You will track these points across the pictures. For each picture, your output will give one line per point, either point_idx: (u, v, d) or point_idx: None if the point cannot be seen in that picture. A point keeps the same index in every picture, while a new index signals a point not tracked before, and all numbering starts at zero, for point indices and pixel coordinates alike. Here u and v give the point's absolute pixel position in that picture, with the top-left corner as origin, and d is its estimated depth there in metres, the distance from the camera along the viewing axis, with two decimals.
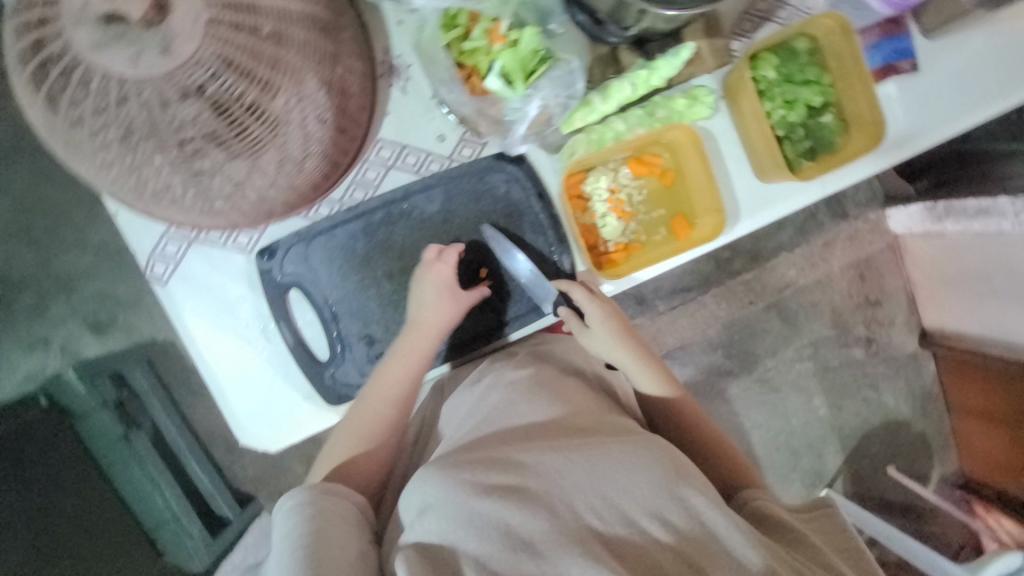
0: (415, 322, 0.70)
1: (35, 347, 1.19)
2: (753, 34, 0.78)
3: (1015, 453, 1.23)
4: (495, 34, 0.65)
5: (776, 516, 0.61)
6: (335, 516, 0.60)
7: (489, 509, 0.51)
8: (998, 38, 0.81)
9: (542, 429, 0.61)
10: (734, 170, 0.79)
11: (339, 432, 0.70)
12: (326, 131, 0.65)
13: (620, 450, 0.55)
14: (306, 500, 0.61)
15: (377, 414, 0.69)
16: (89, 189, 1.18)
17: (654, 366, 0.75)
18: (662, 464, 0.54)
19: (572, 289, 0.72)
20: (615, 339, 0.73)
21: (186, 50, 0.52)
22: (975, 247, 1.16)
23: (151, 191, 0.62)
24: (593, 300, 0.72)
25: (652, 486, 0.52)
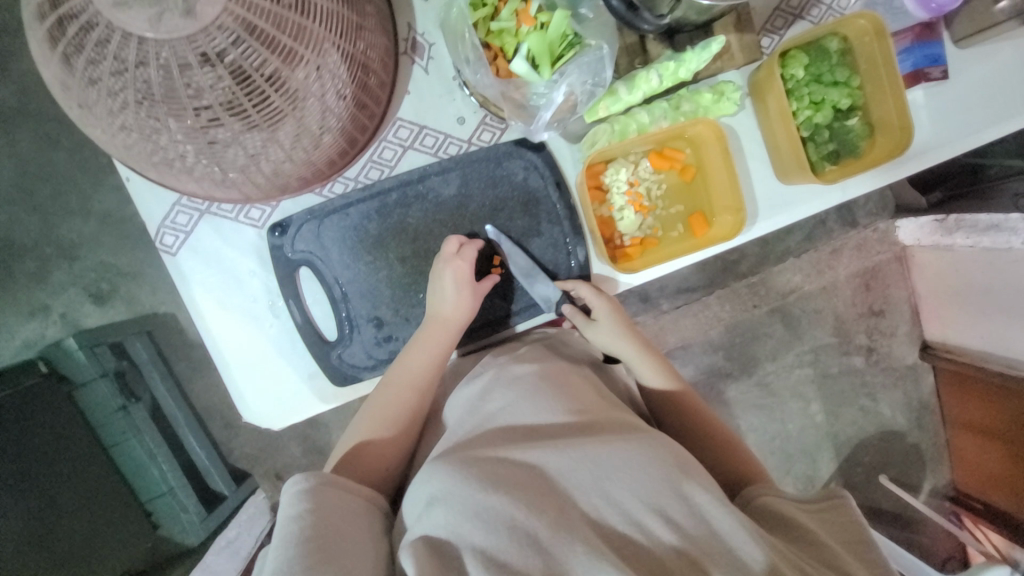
0: (436, 316, 0.69)
1: (35, 313, 1.18)
2: (784, 32, 0.77)
3: (1010, 469, 1.23)
4: (524, 15, 0.63)
5: (782, 512, 0.58)
6: (339, 509, 0.54)
7: (497, 502, 0.49)
8: None
9: (544, 431, 0.58)
10: (755, 170, 0.78)
11: (359, 420, 0.68)
12: (345, 107, 0.64)
13: (623, 448, 0.54)
14: (321, 486, 0.55)
15: (392, 402, 0.67)
16: (96, 156, 1.16)
17: (659, 363, 0.73)
18: (663, 461, 0.53)
19: (576, 287, 0.73)
20: (621, 334, 0.72)
21: (208, 13, 0.51)
22: (985, 261, 1.15)
23: (164, 159, 0.60)
24: (600, 295, 0.73)
25: (654, 483, 0.52)
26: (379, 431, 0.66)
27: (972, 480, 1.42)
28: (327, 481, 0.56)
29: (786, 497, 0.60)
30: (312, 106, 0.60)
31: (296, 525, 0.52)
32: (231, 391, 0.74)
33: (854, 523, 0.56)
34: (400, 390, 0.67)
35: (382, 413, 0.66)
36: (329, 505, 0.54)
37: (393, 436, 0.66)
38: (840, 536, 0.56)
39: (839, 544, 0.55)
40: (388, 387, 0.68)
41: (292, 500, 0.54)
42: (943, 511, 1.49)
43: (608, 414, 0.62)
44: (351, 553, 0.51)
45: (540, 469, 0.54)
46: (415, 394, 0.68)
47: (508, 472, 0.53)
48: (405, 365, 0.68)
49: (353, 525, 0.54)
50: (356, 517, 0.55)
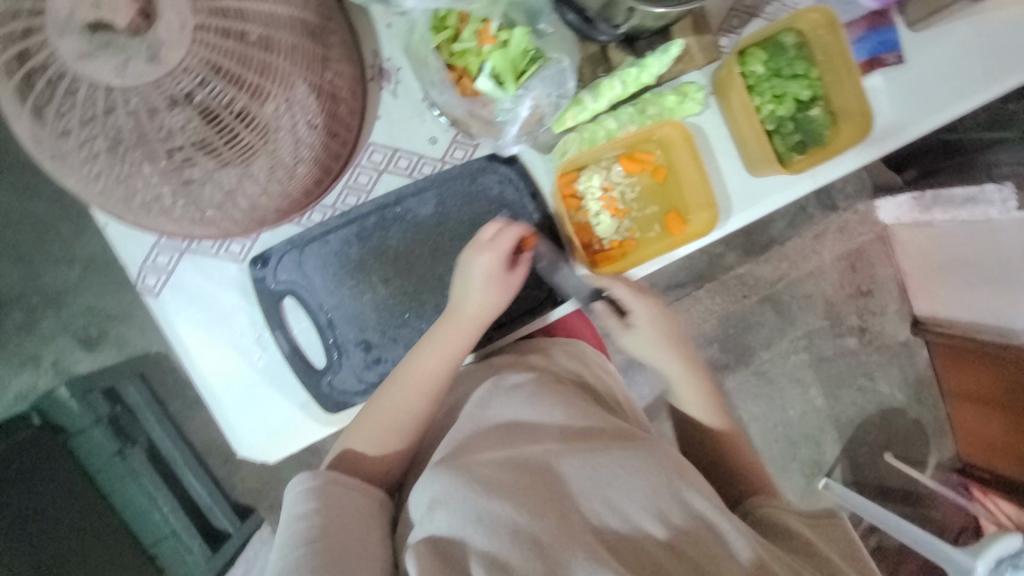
0: (458, 311, 0.69)
1: (26, 364, 1.19)
2: (741, 30, 0.79)
3: (1011, 437, 1.25)
4: (485, 35, 0.64)
5: (784, 523, 0.61)
6: (343, 507, 0.59)
7: (497, 508, 0.50)
8: (982, 27, 0.82)
9: (535, 429, 0.60)
10: (725, 165, 0.79)
11: (365, 419, 0.68)
12: (318, 137, 0.64)
13: (622, 453, 0.55)
14: (324, 489, 0.59)
15: (398, 405, 0.66)
16: (78, 203, 1.17)
17: (703, 387, 0.77)
18: (662, 467, 0.54)
19: (614, 284, 0.74)
20: (664, 350, 0.77)
21: (173, 57, 0.52)
22: (965, 234, 1.17)
23: (140, 202, 0.61)
24: (650, 313, 0.76)
25: (651, 486, 0.53)
26: (382, 437, 0.67)
27: (976, 453, 1.43)
28: (330, 485, 0.59)
29: (791, 509, 0.63)
30: (283, 139, 0.61)
31: (300, 525, 0.57)
32: (224, 428, 0.74)
33: (847, 538, 0.61)
34: (407, 387, 0.67)
35: (389, 416, 0.66)
36: (332, 507, 0.58)
37: (397, 440, 0.67)
38: (838, 551, 0.59)
39: (838, 558, 0.58)
40: (396, 383, 0.67)
41: (298, 501, 0.59)
42: (951, 483, 1.51)
43: (599, 413, 0.63)
44: (352, 548, 0.56)
45: (533, 469, 0.55)
46: (424, 397, 0.67)
47: (503, 471, 0.54)
48: (417, 360, 0.67)
49: (355, 525, 0.58)
50: (359, 517, 0.59)
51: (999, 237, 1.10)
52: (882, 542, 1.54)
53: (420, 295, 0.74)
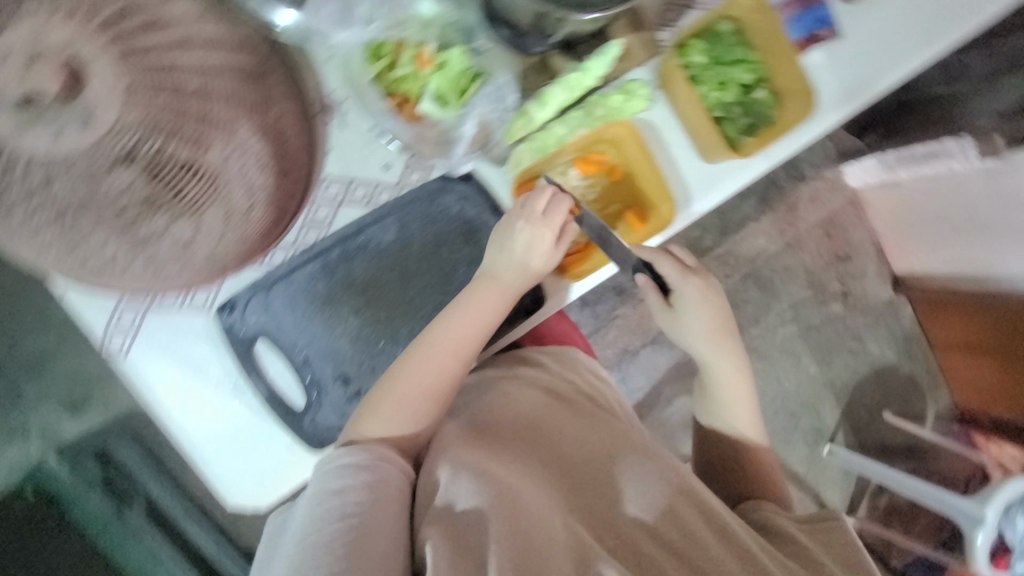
0: (494, 275, 0.70)
1: (12, 437, 1.17)
2: (679, 23, 0.79)
3: (1004, 382, 1.27)
4: (422, 59, 0.67)
5: (779, 526, 0.64)
6: (384, 482, 0.58)
7: (531, 506, 0.56)
8: None
9: (539, 433, 0.67)
10: (679, 156, 0.80)
11: (402, 378, 0.66)
12: (269, 179, 0.64)
13: (632, 468, 0.65)
14: (363, 463, 0.59)
15: (436, 369, 0.66)
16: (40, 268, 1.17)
17: (747, 391, 0.79)
18: (668, 478, 0.63)
19: (658, 260, 0.75)
20: (716, 343, 0.78)
21: (107, 118, 0.52)
22: (930, 190, 1.19)
23: (96, 266, 0.61)
24: (704, 298, 0.77)
25: (653, 491, 0.62)
26: (413, 407, 0.65)
27: (973, 400, 1.45)
28: (369, 458, 0.59)
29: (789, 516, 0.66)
30: (232, 185, 0.60)
31: (336, 500, 0.56)
32: (210, 478, 0.73)
33: (847, 541, 0.62)
34: (445, 355, 0.67)
35: (424, 384, 0.66)
36: (371, 481, 0.58)
37: (426, 411, 0.66)
38: (835, 556, 0.61)
39: (834, 562, 0.60)
40: (434, 349, 0.67)
41: (335, 476, 0.58)
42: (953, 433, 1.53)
43: (587, 418, 0.71)
44: (388, 519, 0.55)
45: (531, 470, 0.62)
46: (459, 361, 0.68)
47: (513, 471, 0.60)
48: (456, 329, 0.68)
49: (391, 497, 0.58)
50: (393, 490, 0.58)
51: (962, 190, 1.11)
52: (893, 500, 1.56)
53: (393, 322, 0.74)
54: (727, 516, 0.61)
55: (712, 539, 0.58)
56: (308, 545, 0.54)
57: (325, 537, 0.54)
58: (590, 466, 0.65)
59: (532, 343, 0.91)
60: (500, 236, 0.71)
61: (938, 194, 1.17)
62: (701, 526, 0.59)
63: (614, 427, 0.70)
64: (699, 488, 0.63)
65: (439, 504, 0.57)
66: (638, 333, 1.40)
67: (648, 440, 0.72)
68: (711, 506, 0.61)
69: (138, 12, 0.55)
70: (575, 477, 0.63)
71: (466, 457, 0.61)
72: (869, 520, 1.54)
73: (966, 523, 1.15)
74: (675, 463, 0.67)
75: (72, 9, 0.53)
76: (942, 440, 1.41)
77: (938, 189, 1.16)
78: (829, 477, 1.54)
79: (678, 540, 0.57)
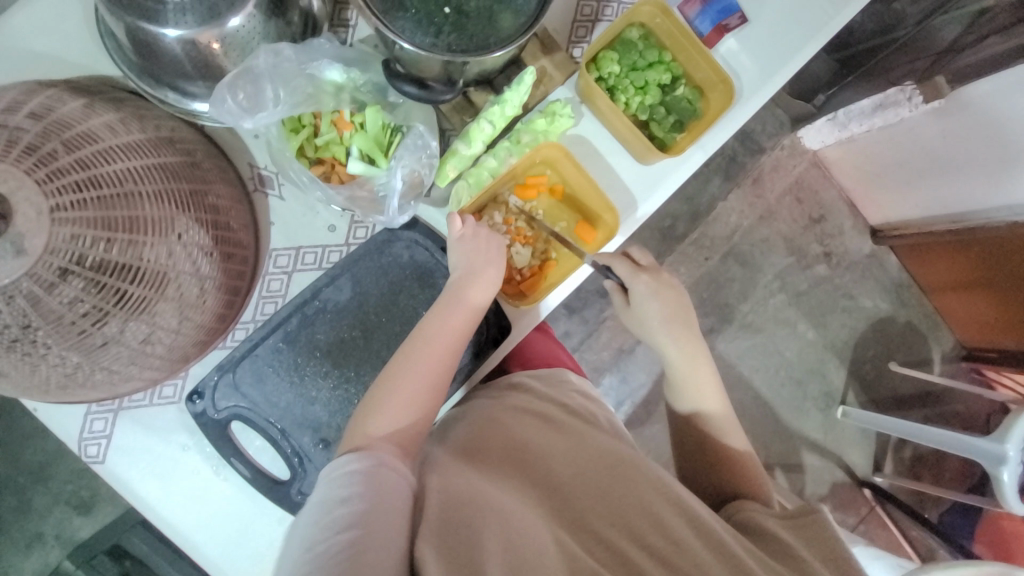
0: (477, 273, 0.71)
1: (33, 544, 1.27)
2: (590, 38, 0.82)
3: (1005, 313, 1.26)
4: (341, 123, 0.69)
5: (761, 524, 0.62)
6: (386, 485, 0.57)
7: (527, 522, 0.54)
8: None
9: (526, 454, 0.65)
10: (616, 163, 0.81)
11: (400, 372, 0.65)
12: (216, 265, 0.66)
13: (642, 477, 0.62)
14: (370, 470, 0.57)
15: (431, 358, 0.66)
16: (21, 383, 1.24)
17: (711, 376, 0.77)
18: (661, 483, 0.62)
19: (614, 262, 0.78)
20: (672, 332, 0.77)
21: (38, 244, 0.53)
22: (887, 138, 1.20)
23: (57, 382, 0.62)
24: (655, 291, 0.78)
25: (650, 492, 0.60)
26: (414, 407, 0.65)
27: (975, 336, 1.45)
28: (376, 465, 0.58)
29: (771, 513, 0.63)
30: (181, 281, 0.62)
31: (342, 508, 0.54)
32: (207, 566, 0.73)
33: (832, 537, 0.58)
34: (439, 351, 0.67)
35: (421, 383, 0.65)
36: (376, 490, 0.56)
37: (421, 417, 0.66)
38: (817, 551, 0.57)
39: (813, 555, 0.56)
40: (426, 346, 0.67)
41: (341, 484, 0.57)
42: (962, 372, 1.53)
43: (579, 432, 0.68)
44: (389, 520, 0.53)
45: (522, 492, 0.59)
46: (451, 353, 0.68)
47: (502, 490, 0.59)
48: (446, 326, 0.68)
49: (397, 507, 0.55)
50: (399, 499, 0.56)
51: (915, 133, 1.13)
52: (919, 450, 1.53)
53: (363, 378, 0.74)
54: (713, 522, 0.58)
55: (701, 547, 0.55)
56: (314, 557, 0.51)
57: (331, 548, 0.51)
58: (584, 481, 0.61)
59: (517, 367, 0.87)
60: (471, 237, 0.72)
61: (896, 144, 1.19)
62: (686, 530, 0.56)
63: (603, 441, 0.67)
64: (685, 497, 0.61)
65: (439, 514, 0.55)
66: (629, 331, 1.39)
67: (642, 453, 0.69)
68: (698, 515, 0.58)
69: (57, 134, 0.57)
70: (568, 496, 0.60)
71: (456, 480, 0.60)
72: (897, 475, 1.52)
73: (988, 462, 1.14)
74: (664, 474, 0.64)
75: None
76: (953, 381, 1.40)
77: (894, 138, 1.19)
78: (849, 438, 1.52)
79: (665, 548, 0.54)
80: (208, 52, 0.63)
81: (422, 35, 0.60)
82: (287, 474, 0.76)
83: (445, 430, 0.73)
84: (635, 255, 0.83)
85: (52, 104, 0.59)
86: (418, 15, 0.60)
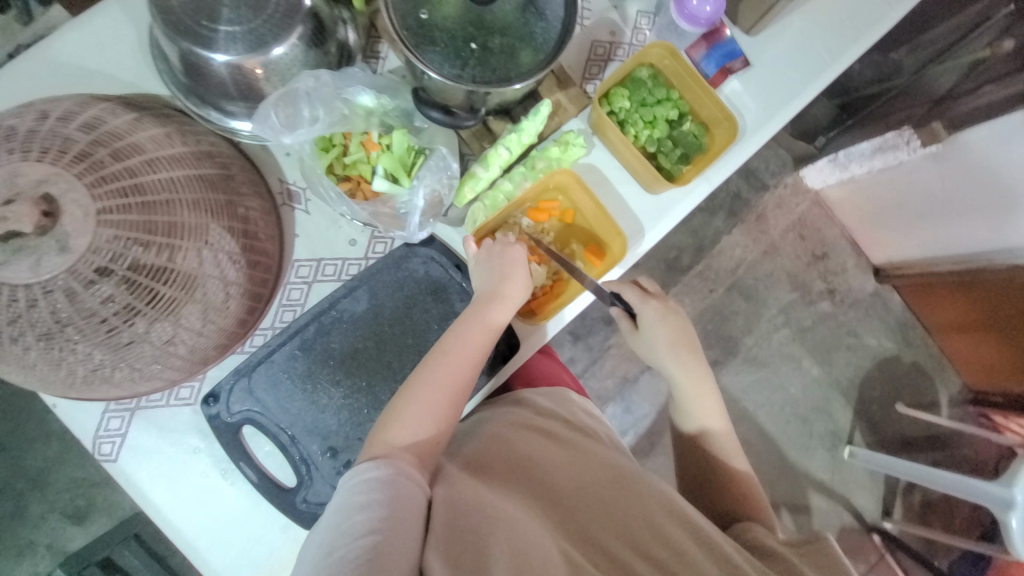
0: (499, 295, 0.73)
1: (25, 553, 1.26)
2: (602, 75, 0.87)
3: (1009, 355, 1.26)
4: (370, 144, 0.75)
5: (769, 548, 0.62)
6: (403, 492, 0.58)
7: (533, 533, 0.55)
8: (816, 17, 0.89)
9: (528, 469, 0.65)
10: (625, 192, 0.85)
11: (420, 383, 0.67)
12: (241, 271, 0.70)
13: (649, 492, 0.63)
14: (390, 478, 0.59)
15: (453, 367, 0.69)
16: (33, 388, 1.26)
17: (715, 403, 0.78)
18: (666, 500, 0.62)
19: (624, 290, 0.81)
20: (677, 356, 0.79)
21: (82, 243, 0.56)
22: (887, 180, 1.24)
23: (81, 376, 0.64)
24: (663, 317, 0.79)
25: (655, 506, 0.61)
26: (434, 418, 0.66)
27: (982, 380, 1.45)
28: (396, 473, 0.60)
29: (779, 540, 0.63)
30: (207, 284, 0.65)
31: (362, 516, 0.55)
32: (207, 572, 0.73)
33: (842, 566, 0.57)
34: (460, 363, 0.69)
35: (444, 395, 0.67)
36: (395, 497, 0.58)
37: (444, 421, 0.67)
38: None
39: None
40: (449, 359, 0.69)
41: (360, 489, 0.58)
42: (971, 417, 1.52)
43: (584, 449, 0.69)
44: (403, 532, 0.55)
45: (524, 505, 0.60)
46: (469, 368, 0.70)
47: (507, 501, 0.60)
48: (467, 344, 0.70)
49: (415, 515, 0.57)
50: (415, 508, 0.58)
51: (915, 176, 1.16)
52: (929, 494, 1.50)
53: (374, 387, 0.76)
54: (719, 538, 0.58)
55: (705, 560, 0.55)
56: (334, 561, 0.53)
57: (351, 553, 0.53)
58: (586, 495, 0.62)
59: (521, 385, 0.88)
60: (493, 256, 0.75)
61: (895, 185, 1.22)
62: (690, 542, 0.57)
63: (606, 456, 0.68)
64: (690, 511, 0.61)
65: (447, 522, 0.57)
66: (634, 360, 1.41)
67: (643, 468, 0.69)
68: (702, 529, 0.59)
69: (108, 144, 0.61)
70: (571, 509, 0.60)
71: (463, 490, 0.61)
72: (907, 521, 1.48)
73: (995, 506, 1.12)
74: (668, 489, 0.64)
75: (44, 149, 0.58)
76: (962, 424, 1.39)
77: (894, 180, 1.22)
78: (856, 479, 1.49)
79: (668, 560, 0.55)
80: (251, 76, 0.68)
81: (449, 66, 0.65)
82: (294, 482, 0.77)
83: (456, 443, 0.74)
84: (643, 282, 0.85)
85: (103, 118, 0.64)
86: (447, 49, 0.65)
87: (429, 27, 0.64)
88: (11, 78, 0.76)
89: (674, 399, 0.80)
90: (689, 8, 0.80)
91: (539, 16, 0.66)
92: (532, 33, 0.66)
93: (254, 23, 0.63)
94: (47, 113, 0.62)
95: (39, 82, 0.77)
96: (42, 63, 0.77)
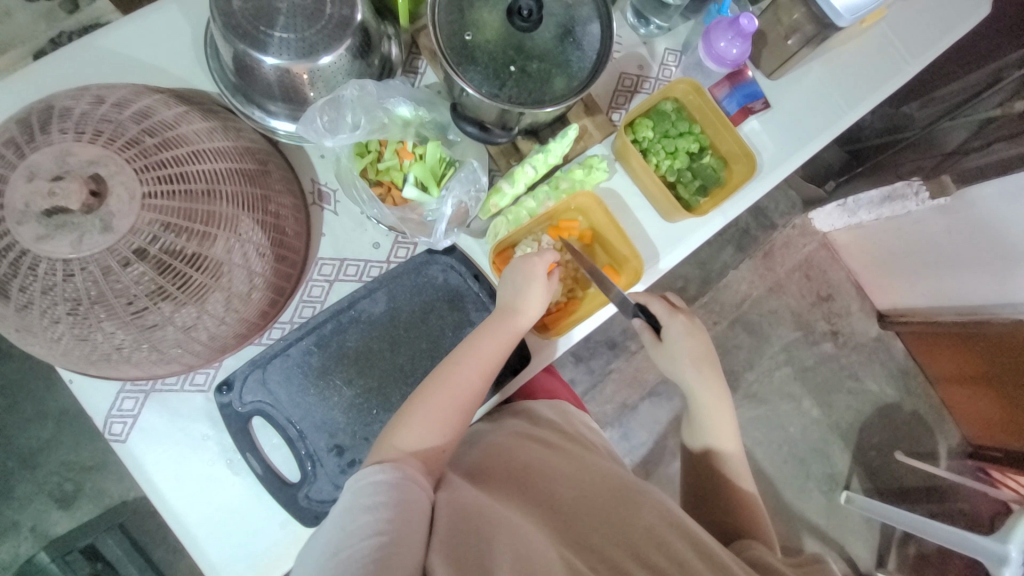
0: (517, 308, 0.74)
1: (7, 534, 1.25)
2: (628, 105, 0.91)
3: (1010, 411, 1.27)
4: (404, 153, 0.79)
5: (770, 565, 0.63)
6: (409, 496, 0.58)
7: (535, 539, 0.55)
8: (834, 65, 0.93)
9: (529, 477, 0.65)
10: (644, 216, 0.88)
11: (431, 388, 0.67)
12: (267, 264, 0.71)
13: (650, 504, 0.63)
14: (396, 481, 0.59)
15: (463, 374, 0.69)
16: (37, 367, 1.27)
17: (729, 422, 0.80)
18: (668, 515, 0.62)
19: (651, 302, 0.82)
20: (699, 371, 0.80)
21: (125, 224, 0.59)
22: (894, 228, 1.27)
23: (103, 353, 0.65)
24: (689, 331, 0.81)
25: (656, 519, 0.61)
26: (440, 425, 0.66)
27: (982, 434, 1.45)
28: (402, 477, 0.59)
29: (780, 560, 0.64)
30: (234, 273, 0.67)
31: (367, 517, 0.55)
32: (200, 561, 0.74)
33: None
34: (469, 371, 0.69)
35: (453, 402, 0.67)
36: (401, 501, 0.57)
37: (450, 428, 0.67)
38: None
39: None
40: (460, 368, 0.69)
41: (366, 493, 0.58)
42: (969, 470, 1.51)
43: (583, 460, 0.69)
44: (409, 536, 0.54)
45: (526, 512, 0.60)
46: (481, 376, 0.70)
47: (508, 507, 0.60)
48: (480, 354, 0.70)
49: (420, 520, 0.56)
50: (421, 512, 0.57)
51: (922, 226, 1.19)
52: (925, 547, 1.47)
53: (385, 388, 0.77)
54: (716, 547, 0.59)
55: (703, 569, 0.57)
56: (340, 562, 0.52)
57: (357, 553, 0.53)
58: (585, 503, 0.62)
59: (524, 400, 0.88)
60: (514, 267, 0.76)
61: (901, 232, 1.25)
62: (691, 554, 0.58)
63: (607, 468, 0.68)
64: (689, 523, 0.62)
65: (450, 528, 0.56)
66: (634, 386, 1.41)
67: (643, 482, 0.69)
68: (700, 539, 0.60)
69: (157, 133, 0.64)
70: (570, 517, 0.60)
71: (467, 496, 0.61)
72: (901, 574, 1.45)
73: (989, 561, 1.11)
74: (669, 503, 0.64)
75: (96, 133, 0.61)
76: (960, 477, 1.39)
77: (900, 227, 1.25)
78: (852, 526, 1.47)
79: (668, 568, 0.56)
80: (297, 80, 0.71)
81: (489, 86, 0.68)
82: (296, 477, 0.79)
83: (459, 452, 0.74)
84: (670, 297, 0.87)
85: (156, 108, 0.66)
86: (487, 69, 0.68)
87: (471, 48, 0.68)
88: (67, 63, 0.80)
89: (691, 412, 0.81)
90: (717, 49, 0.83)
91: (576, 46, 0.70)
92: (567, 60, 0.70)
93: (307, 33, 0.67)
94: (102, 98, 0.65)
95: (91, 71, 0.80)
96: (96, 52, 0.80)
